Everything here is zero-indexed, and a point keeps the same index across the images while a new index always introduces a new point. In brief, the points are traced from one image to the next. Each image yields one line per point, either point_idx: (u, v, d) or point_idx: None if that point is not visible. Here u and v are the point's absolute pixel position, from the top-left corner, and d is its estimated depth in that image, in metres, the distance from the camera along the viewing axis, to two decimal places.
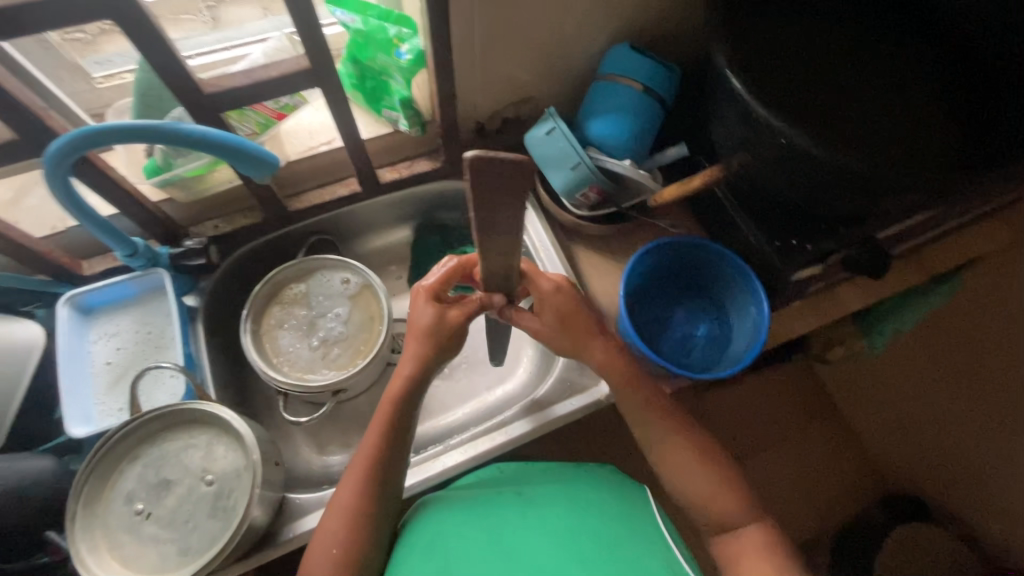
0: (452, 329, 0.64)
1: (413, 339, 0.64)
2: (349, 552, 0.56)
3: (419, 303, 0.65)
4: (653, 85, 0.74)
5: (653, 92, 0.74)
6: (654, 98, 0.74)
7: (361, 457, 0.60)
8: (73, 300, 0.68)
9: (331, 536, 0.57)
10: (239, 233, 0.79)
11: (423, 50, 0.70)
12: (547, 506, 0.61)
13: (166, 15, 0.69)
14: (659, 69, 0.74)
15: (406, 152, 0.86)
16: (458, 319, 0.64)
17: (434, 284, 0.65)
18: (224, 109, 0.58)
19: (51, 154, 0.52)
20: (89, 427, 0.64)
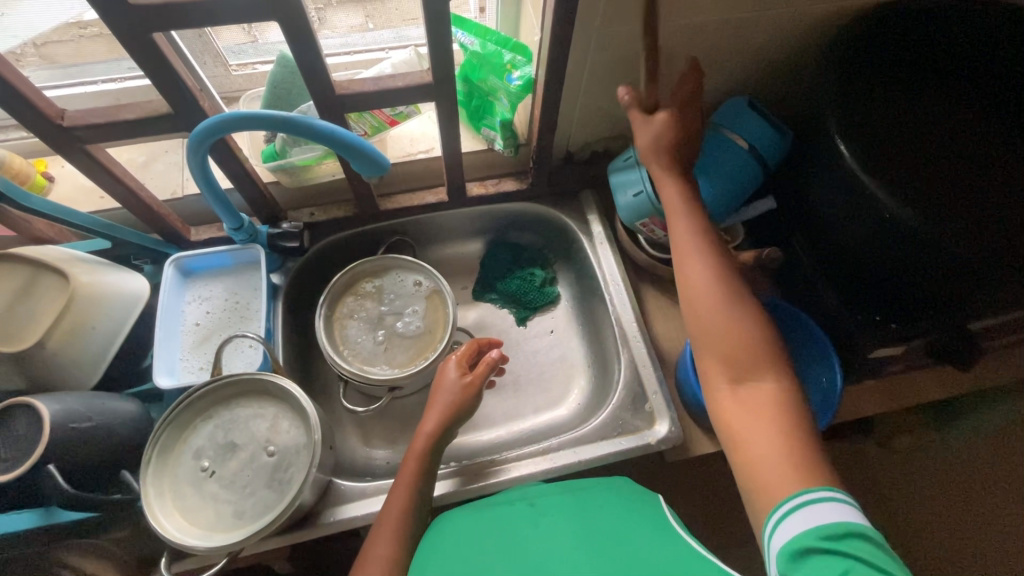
0: (470, 391, 0.70)
1: (436, 396, 0.70)
2: (394, 548, 0.61)
3: (445, 366, 0.73)
4: (759, 146, 0.74)
5: (758, 153, 0.74)
6: (758, 158, 0.74)
7: (415, 450, 0.66)
8: (178, 262, 0.75)
9: (388, 528, 0.62)
10: (331, 223, 0.84)
11: (533, 77, 0.73)
12: (557, 510, 0.62)
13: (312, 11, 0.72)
14: (770, 130, 0.74)
15: (496, 169, 0.89)
16: (474, 382, 0.70)
17: (458, 358, 0.73)
18: (348, 109, 0.62)
19: (199, 131, 0.57)
20: (171, 380, 0.69)
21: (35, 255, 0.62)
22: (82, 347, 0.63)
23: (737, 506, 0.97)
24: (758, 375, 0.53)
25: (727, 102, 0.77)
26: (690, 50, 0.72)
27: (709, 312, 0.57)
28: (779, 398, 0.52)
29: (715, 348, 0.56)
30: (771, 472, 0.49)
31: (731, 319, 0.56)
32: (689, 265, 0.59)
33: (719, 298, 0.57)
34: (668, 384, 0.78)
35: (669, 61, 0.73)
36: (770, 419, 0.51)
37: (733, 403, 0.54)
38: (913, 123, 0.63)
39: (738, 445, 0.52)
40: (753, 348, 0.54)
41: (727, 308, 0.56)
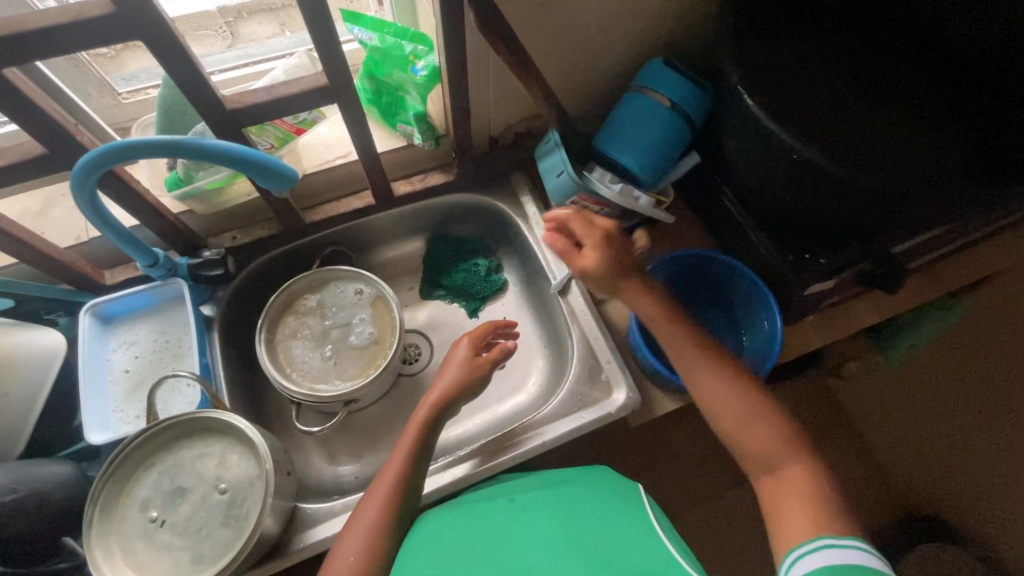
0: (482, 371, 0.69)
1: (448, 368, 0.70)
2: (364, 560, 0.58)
3: (456, 346, 0.72)
4: (680, 103, 0.75)
5: (681, 108, 0.75)
6: (682, 114, 0.75)
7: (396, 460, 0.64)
8: (95, 309, 0.70)
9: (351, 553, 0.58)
10: (256, 244, 0.80)
11: (438, 66, 0.71)
12: (542, 504, 0.61)
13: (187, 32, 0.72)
14: (690, 84, 0.75)
15: (420, 165, 0.87)
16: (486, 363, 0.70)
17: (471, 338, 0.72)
18: (245, 123, 0.59)
19: (79, 167, 0.53)
20: (106, 434, 0.65)
21: None
22: None
23: (708, 458, 1.00)
24: (783, 463, 0.57)
25: (647, 64, 0.78)
26: (594, 18, 0.72)
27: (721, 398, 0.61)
28: (807, 482, 0.55)
29: (743, 447, 0.60)
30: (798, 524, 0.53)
31: (752, 426, 0.59)
32: (702, 378, 0.63)
33: (738, 412, 0.60)
34: (621, 353, 0.79)
35: (575, 31, 0.73)
36: (797, 501, 0.54)
37: (767, 487, 0.57)
38: (812, 65, 0.66)
39: (779, 514, 0.55)
40: (772, 444, 0.58)
41: (743, 420, 0.60)
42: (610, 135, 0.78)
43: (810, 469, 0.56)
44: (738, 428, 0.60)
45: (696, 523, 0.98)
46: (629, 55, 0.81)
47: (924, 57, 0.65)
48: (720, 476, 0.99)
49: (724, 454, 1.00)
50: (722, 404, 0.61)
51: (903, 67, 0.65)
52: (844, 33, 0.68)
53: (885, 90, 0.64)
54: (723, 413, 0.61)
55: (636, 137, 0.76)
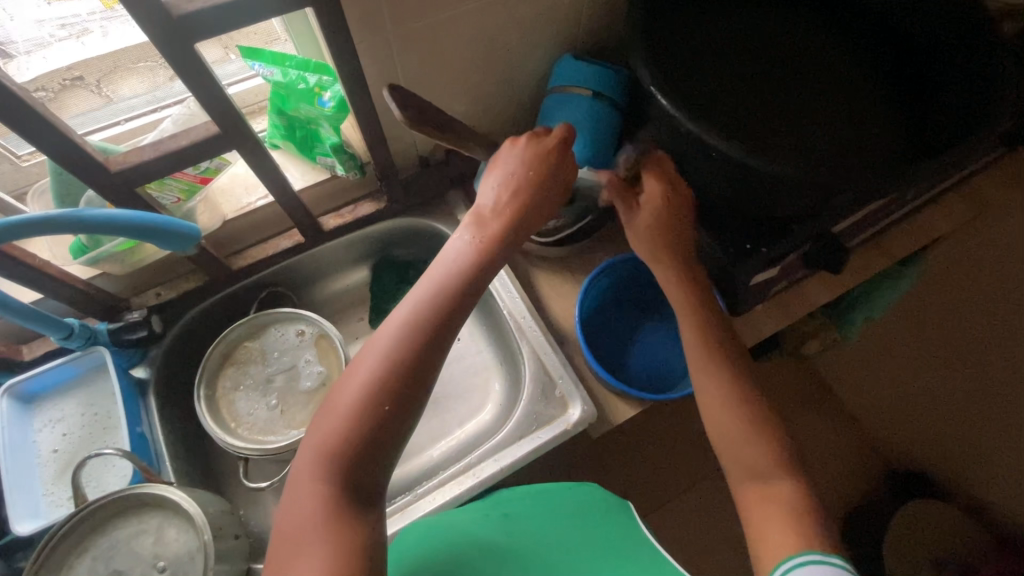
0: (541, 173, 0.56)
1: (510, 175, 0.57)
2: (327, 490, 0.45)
3: (510, 149, 0.58)
4: (604, 91, 0.75)
5: (604, 96, 0.75)
6: (607, 102, 0.75)
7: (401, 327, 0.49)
8: (12, 390, 0.66)
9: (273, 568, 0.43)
10: (183, 298, 0.77)
11: (344, 95, 0.68)
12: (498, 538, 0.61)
13: (123, 64, 0.69)
14: (604, 69, 0.75)
15: (350, 195, 0.84)
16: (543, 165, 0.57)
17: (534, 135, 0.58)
18: (137, 183, 0.56)
19: None
20: (37, 521, 0.62)
21: None
22: None
23: (682, 452, 1.00)
24: (770, 475, 0.54)
25: (556, 63, 0.77)
26: (503, 27, 0.69)
27: (716, 395, 0.58)
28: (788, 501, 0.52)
29: (730, 453, 0.56)
30: (776, 536, 0.49)
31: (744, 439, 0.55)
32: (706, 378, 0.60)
33: (734, 422, 0.57)
34: (574, 365, 0.78)
35: (485, 45, 0.70)
36: (775, 513, 0.51)
37: (754, 495, 0.53)
38: (726, 60, 0.65)
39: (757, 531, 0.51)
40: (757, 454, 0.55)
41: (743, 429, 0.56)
42: None
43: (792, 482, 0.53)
44: (728, 446, 0.57)
45: (678, 517, 0.98)
46: (544, 60, 0.79)
47: (825, 44, 0.67)
48: (695, 466, 1.00)
49: (699, 446, 1.00)
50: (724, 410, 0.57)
51: (806, 57, 0.66)
52: (754, 26, 0.68)
53: (794, 79, 0.65)
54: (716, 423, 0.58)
55: (572, 134, 0.73)
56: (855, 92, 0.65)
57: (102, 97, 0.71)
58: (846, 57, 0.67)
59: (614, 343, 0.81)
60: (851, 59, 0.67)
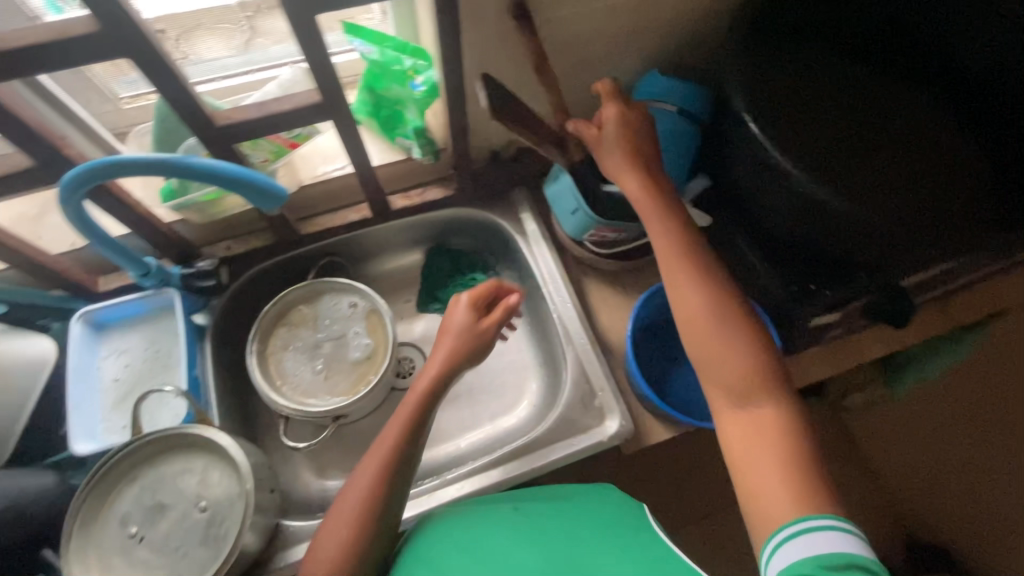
0: (486, 336, 0.65)
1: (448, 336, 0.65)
2: (375, 474, 0.59)
3: (454, 307, 0.67)
4: (686, 106, 0.76)
5: (686, 112, 0.76)
6: (687, 117, 0.76)
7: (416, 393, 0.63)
8: (87, 316, 0.70)
9: (335, 538, 0.56)
10: (250, 254, 0.80)
11: (437, 81, 0.70)
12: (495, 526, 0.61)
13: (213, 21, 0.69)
14: (690, 88, 0.76)
15: (420, 178, 0.86)
16: (492, 323, 0.66)
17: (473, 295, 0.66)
18: (235, 139, 0.59)
19: (68, 182, 0.53)
20: (93, 443, 0.65)
21: None
22: None
23: (706, 482, 0.98)
24: (755, 399, 0.54)
25: (643, 76, 0.78)
26: (599, 35, 0.70)
27: (709, 341, 0.56)
28: (773, 426, 0.53)
29: (713, 370, 0.56)
30: (772, 490, 0.50)
31: (730, 355, 0.55)
32: (701, 344, 0.57)
33: (741, 370, 0.55)
34: (616, 378, 0.78)
35: (578, 50, 0.71)
36: (768, 447, 0.52)
37: (738, 424, 0.54)
38: (824, 89, 0.63)
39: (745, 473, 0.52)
40: (740, 382, 0.55)
41: (729, 349, 0.55)
42: None
43: (783, 406, 0.53)
44: (712, 365, 0.56)
45: (691, 546, 0.97)
46: (629, 74, 0.79)
47: (930, 79, 0.63)
48: (716, 499, 0.98)
49: (723, 480, 0.99)
50: (722, 369, 0.55)
51: (907, 92, 0.63)
52: (852, 56, 0.66)
53: (894, 114, 0.62)
54: (698, 342, 0.57)
55: None
56: (958, 130, 0.61)
57: (179, 54, 0.70)
58: (954, 93, 0.62)
59: (657, 363, 0.80)
60: (959, 95, 0.63)
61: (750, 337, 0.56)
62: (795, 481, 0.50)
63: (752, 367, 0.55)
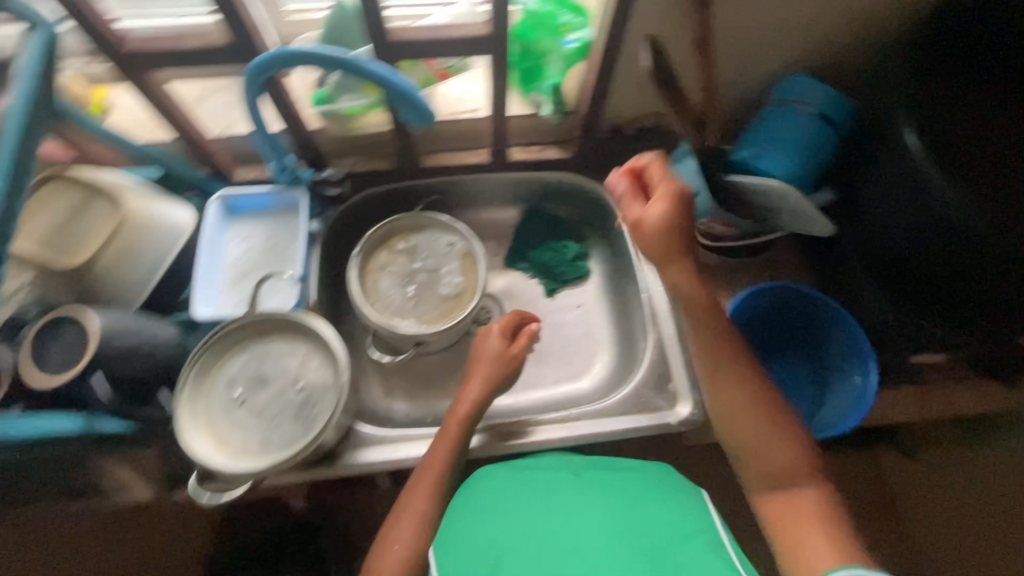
0: (514, 361, 0.69)
1: (481, 363, 0.69)
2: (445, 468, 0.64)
3: (487, 337, 0.71)
4: (829, 111, 0.73)
5: (827, 117, 0.73)
6: (828, 123, 0.73)
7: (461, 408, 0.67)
8: (224, 197, 0.76)
9: (427, 481, 0.63)
10: (372, 174, 0.84)
11: (590, 42, 0.72)
12: (547, 494, 0.64)
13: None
14: (837, 97, 0.74)
15: (540, 136, 0.88)
16: (518, 351, 0.70)
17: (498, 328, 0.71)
18: (401, 56, 0.62)
19: (254, 66, 0.58)
20: (209, 310, 0.71)
21: (88, 178, 0.63)
22: (129, 270, 0.65)
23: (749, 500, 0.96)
24: (800, 480, 0.55)
25: (789, 77, 0.76)
26: (762, 22, 0.69)
27: (748, 425, 0.57)
28: (818, 506, 0.54)
29: (752, 451, 0.57)
30: (815, 543, 0.52)
31: (777, 437, 0.56)
32: (739, 424, 0.57)
33: (785, 452, 0.56)
34: (695, 368, 0.77)
35: (736, 35, 0.71)
36: (815, 524, 0.53)
37: (777, 505, 0.55)
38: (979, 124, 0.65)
39: (788, 539, 0.53)
40: (787, 467, 0.55)
41: (773, 425, 0.56)
42: (749, 142, 0.75)
43: (822, 488, 0.55)
44: (759, 447, 0.56)
45: None
46: (776, 70, 0.77)
47: None
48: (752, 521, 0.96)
49: None
50: (762, 448, 0.56)
51: None
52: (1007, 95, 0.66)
53: None
54: (733, 420, 0.58)
55: (778, 142, 0.73)
56: None
57: None
58: None
59: None
60: None
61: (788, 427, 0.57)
62: (839, 543, 0.52)
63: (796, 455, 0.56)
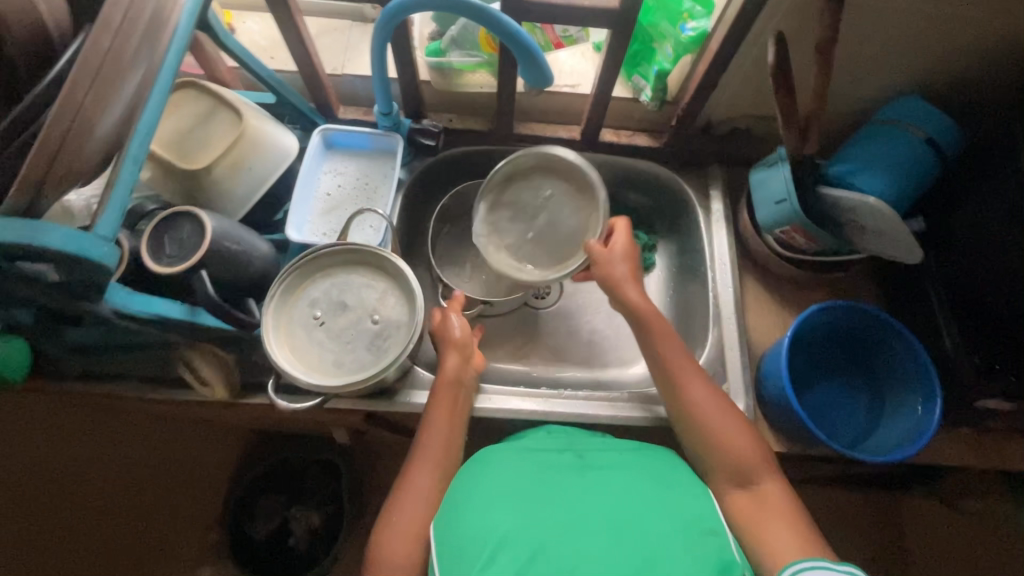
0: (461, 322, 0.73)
1: (445, 343, 0.72)
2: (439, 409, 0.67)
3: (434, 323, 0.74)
4: (939, 139, 0.71)
5: (936, 144, 0.71)
6: (936, 151, 0.71)
7: (457, 337, 0.71)
8: (325, 133, 0.79)
9: (442, 409, 0.67)
10: (465, 133, 0.86)
11: (708, 32, 0.72)
12: (551, 484, 0.55)
13: None
14: (950, 124, 0.71)
15: (633, 123, 0.89)
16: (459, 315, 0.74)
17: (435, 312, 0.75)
18: (529, 16, 0.63)
19: (391, 7, 0.60)
20: (299, 236, 0.75)
21: (219, 90, 0.68)
22: (236, 184, 0.68)
23: None
24: (759, 477, 0.58)
25: (899, 98, 0.74)
26: (888, 38, 0.68)
27: (724, 431, 0.60)
28: (785, 500, 0.57)
29: (721, 455, 0.59)
30: (784, 547, 0.53)
31: (745, 441, 0.60)
32: (707, 423, 0.61)
33: (753, 458, 0.59)
34: (752, 373, 0.77)
35: (857, 46, 0.70)
36: (783, 518, 0.55)
37: (739, 502, 0.58)
38: None
39: (758, 537, 0.54)
40: (753, 458, 0.59)
41: (751, 441, 0.60)
42: (848, 160, 0.74)
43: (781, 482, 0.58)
44: (719, 449, 0.60)
45: None
46: (887, 90, 0.76)
47: None
48: None
49: None
50: (722, 455, 0.59)
51: None
52: None
53: None
54: (693, 425, 0.62)
55: (879, 163, 0.71)
56: None
57: None
58: None
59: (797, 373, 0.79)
60: None
61: (746, 428, 0.61)
62: (807, 544, 0.53)
63: (755, 455, 0.59)
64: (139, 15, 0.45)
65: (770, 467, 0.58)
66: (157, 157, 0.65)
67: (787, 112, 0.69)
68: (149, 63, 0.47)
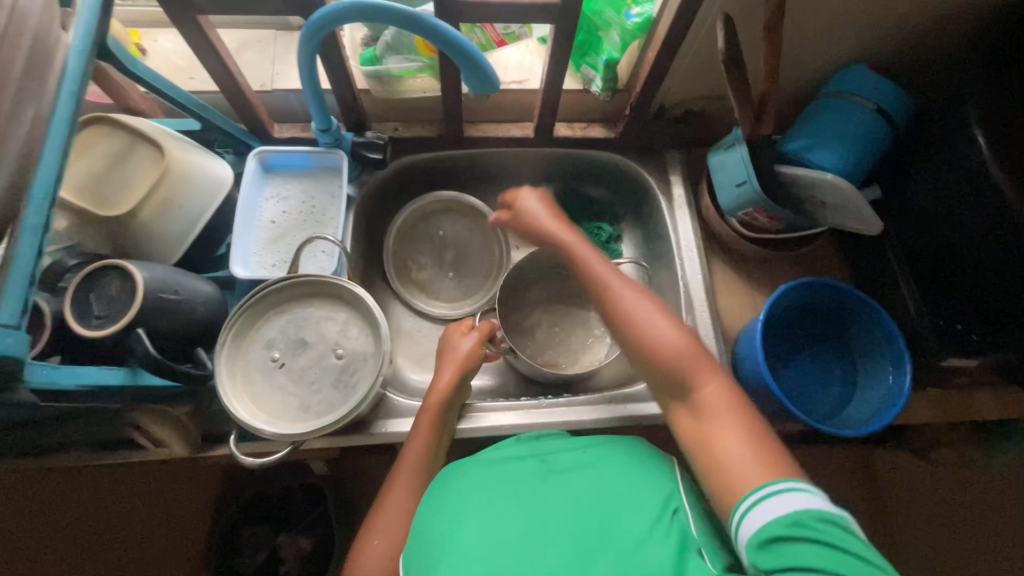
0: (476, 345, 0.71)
1: (448, 360, 0.70)
2: (425, 439, 0.64)
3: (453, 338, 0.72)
4: (888, 108, 0.71)
5: (886, 114, 0.71)
6: (886, 120, 0.71)
7: (456, 357, 0.70)
8: (261, 155, 0.73)
9: (426, 426, 0.65)
10: (413, 141, 0.82)
11: (654, 17, 0.69)
12: (521, 483, 0.52)
13: None
14: (897, 92, 0.71)
15: (586, 114, 0.86)
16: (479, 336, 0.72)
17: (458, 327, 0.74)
18: (464, 16, 0.59)
19: (314, 19, 0.55)
20: (246, 271, 0.70)
21: (132, 121, 0.61)
22: (167, 223, 0.62)
23: None
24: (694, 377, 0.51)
25: (846, 69, 0.74)
26: (832, 11, 0.67)
27: (643, 327, 0.54)
28: (726, 400, 0.50)
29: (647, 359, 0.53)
30: (736, 463, 0.46)
31: (668, 330, 0.53)
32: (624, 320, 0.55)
33: (682, 353, 0.52)
34: (728, 358, 0.77)
35: (803, 22, 0.69)
36: (734, 415, 0.49)
37: (685, 418, 0.51)
38: None
39: (706, 447, 0.49)
40: (686, 349, 0.52)
41: (673, 329, 0.53)
42: (803, 136, 0.73)
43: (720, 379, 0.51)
44: (642, 346, 0.54)
45: None
46: (834, 62, 0.76)
47: None
48: None
49: None
50: (645, 352, 0.53)
51: None
52: None
53: None
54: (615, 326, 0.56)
55: (832, 136, 0.71)
56: None
57: None
58: None
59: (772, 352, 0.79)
60: None
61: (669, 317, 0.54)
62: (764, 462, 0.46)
63: (681, 346, 0.52)
64: (14, 62, 0.39)
65: (703, 356, 0.52)
66: (72, 206, 0.58)
67: (741, 93, 0.67)
68: (35, 110, 0.42)
